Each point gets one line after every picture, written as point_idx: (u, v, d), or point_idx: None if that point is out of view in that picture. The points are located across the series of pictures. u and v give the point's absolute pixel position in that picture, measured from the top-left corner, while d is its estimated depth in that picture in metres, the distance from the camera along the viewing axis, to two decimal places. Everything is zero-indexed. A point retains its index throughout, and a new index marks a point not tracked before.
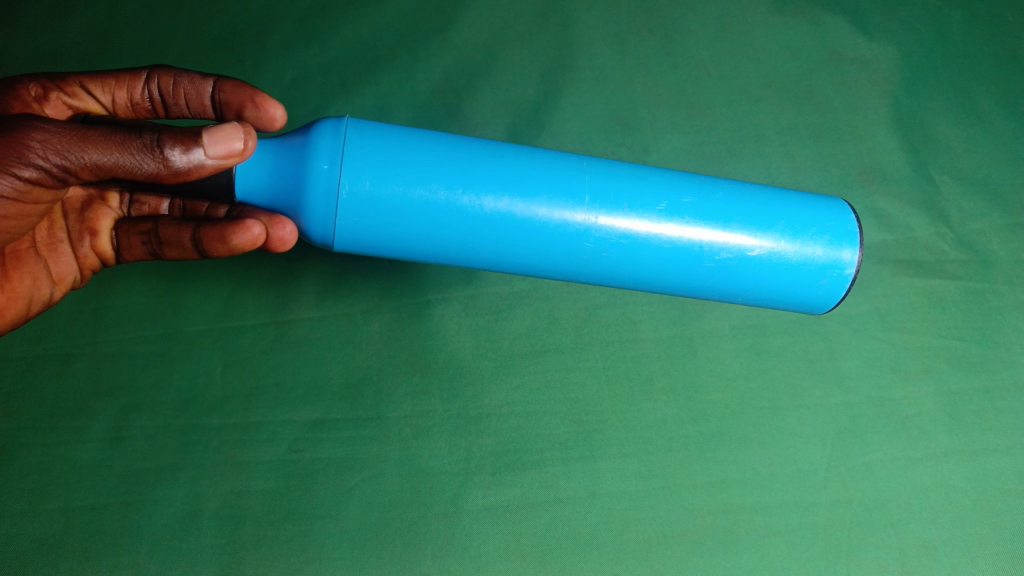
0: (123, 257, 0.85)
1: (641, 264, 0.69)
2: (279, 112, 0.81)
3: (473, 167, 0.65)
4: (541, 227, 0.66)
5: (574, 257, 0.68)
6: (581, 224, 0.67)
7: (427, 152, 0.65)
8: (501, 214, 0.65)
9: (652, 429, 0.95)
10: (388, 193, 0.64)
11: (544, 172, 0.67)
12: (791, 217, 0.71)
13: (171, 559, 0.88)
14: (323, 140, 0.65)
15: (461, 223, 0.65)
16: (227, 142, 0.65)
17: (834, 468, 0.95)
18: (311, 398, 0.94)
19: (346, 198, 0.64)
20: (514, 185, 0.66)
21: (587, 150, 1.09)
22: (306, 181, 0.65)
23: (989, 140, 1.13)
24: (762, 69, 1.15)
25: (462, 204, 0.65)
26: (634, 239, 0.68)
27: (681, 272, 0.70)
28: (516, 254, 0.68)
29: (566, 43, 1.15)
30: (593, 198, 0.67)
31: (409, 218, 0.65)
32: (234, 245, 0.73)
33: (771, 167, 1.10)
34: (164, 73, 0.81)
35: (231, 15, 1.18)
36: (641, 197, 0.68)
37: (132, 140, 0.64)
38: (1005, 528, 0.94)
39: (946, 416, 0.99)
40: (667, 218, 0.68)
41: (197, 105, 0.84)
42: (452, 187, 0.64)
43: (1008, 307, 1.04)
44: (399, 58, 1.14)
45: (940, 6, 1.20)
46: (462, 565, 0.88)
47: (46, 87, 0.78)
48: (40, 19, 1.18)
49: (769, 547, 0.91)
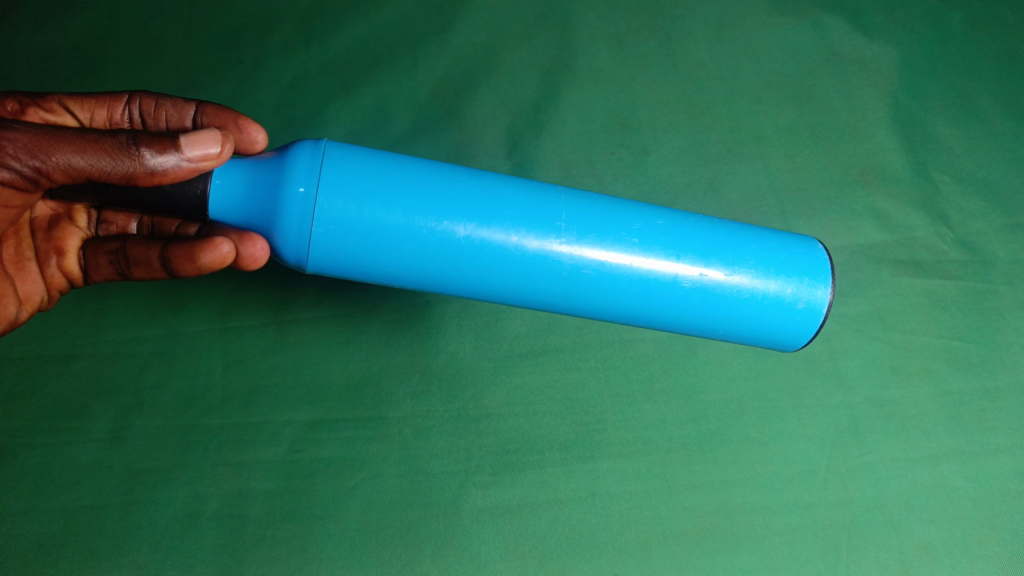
0: (90, 277, 0.85)
1: (622, 290, 0.69)
2: (261, 135, 0.84)
3: (454, 190, 0.65)
4: (518, 254, 0.66)
5: (555, 283, 0.68)
6: (562, 249, 0.66)
7: (406, 175, 0.65)
8: (477, 239, 0.65)
9: (651, 430, 0.95)
10: (365, 215, 0.63)
11: (524, 198, 0.67)
12: (769, 246, 0.72)
13: (171, 559, 0.88)
14: (302, 159, 0.64)
15: (437, 247, 0.65)
16: (202, 144, 0.66)
17: (834, 468, 0.95)
18: (311, 398, 0.95)
19: (324, 218, 0.63)
20: (491, 210, 0.65)
21: (587, 149, 1.09)
22: (283, 202, 0.64)
23: (990, 140, 1.13)
24: (762, 68, 1.15)
25: (440, 228, 0.64)
26: (609, 267, 0.68)
27: (658, 302, 0.70)
28: (498, 278, 0.67)
29: (565, 43, 1.15)
30: (574, 223, 0.67)
31: (388, 242, 0.64)
32: (205, 262, 0.74)
33: (771, 167, 1.10)
34: (146, 97, 0.87)
35: (230, 15, 1.18)
36: (621, 223, 0.68)
37: (108, 142, 0.65)
38: (1005, 528, 0.94)
39: (946, 417, 0.98)
40: (647, 245, 0.68)
41: (176, 126, 0.89)
42: (430, 211, 0.64)
43: (1009, 307, 1.04)
44: (399, 58, 1.14)
45: (940, 6, 1.20)
46: (462, 565, 0.87)
47: (25, 103, 0.80)
48: (40, 20, 1.19)
49: (769, 547, 0.91)
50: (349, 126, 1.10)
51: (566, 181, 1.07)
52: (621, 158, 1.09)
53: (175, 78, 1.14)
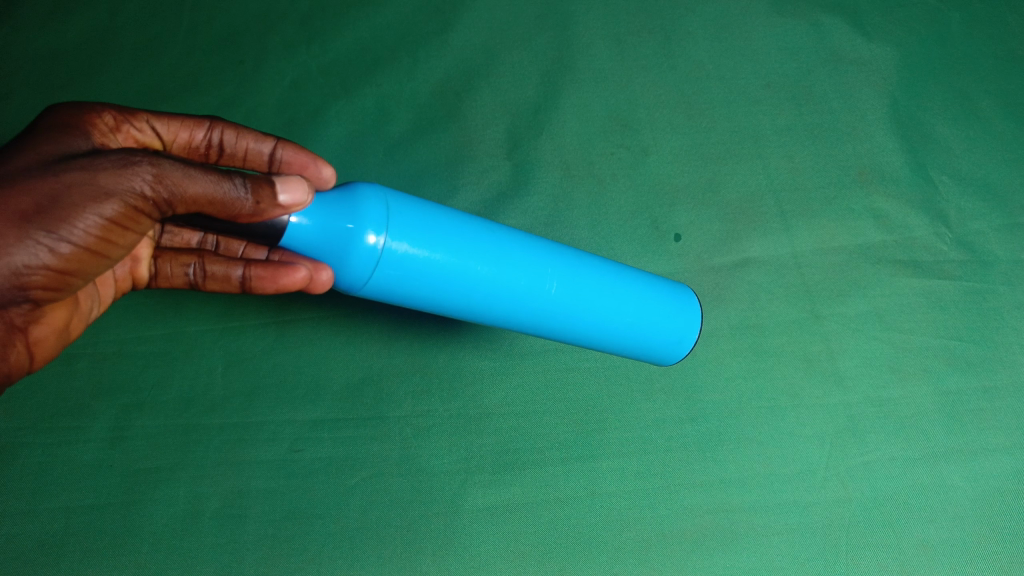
0: (156, 283, 0.81)
1: (593, 331, 0.81)
2: (328, 170, 0.73)
3: (487, 242, 0.71)
4: (524, 294, 0.74)
5: (548, 322, 0.78)
6: (560, 298, 0.76)
7: (444, 221, 0.69)
8: (497, 282, 0.71)
9: (651, 429, 0.96)
10: (416, 258, 0.66)
11: (534, 252, 0.74)
12: (684, 298, 0.90)
13: (171, 559, 0.88)
14: (369, 203, 0.64)
15: (466, 289, 0.70)
16: (300, 190, 0.63)
17: (833, 467, 0.95)
18: (311, 397, 0.95)
19: (385, 261, 0.65)
20: (508, 257, 0.72)
21: (587, 150, 1.09)
22: (349, 243, 0.64)
23: (989, 141, 1.13)
24: (762, 69, 1.16)
25: (472, 273, 0.70)
26: (590, 314, 0.79)
27: (612, 331, 0.83)
28: (505, 315, 0.75)
29: (565, 43, 1.15)
30: (570, 276, 0.77)
31: (434, 282, 0.68)
32: (282, 285, 0.71)
33: (771, 168, 1.10)
34: (230, 125, 0.77)
35: (230, 15, 1.19)
36: (601, 278, 0.80)
37: (219, 179, 0.62)
38: (1006, 528, 0.93)
39: (945, 416, 0.98)
40: (619, 297, 0.81)
41: (254, 161, 0.79)
42: (465, 256, 0.69)
43: (1008, 307, 1.03)
44: (399, 59, 1.14)
45: (940, 6, 1.21)
46: (462, 565, 0.88)
47: (119, 119, 0.71)
48: (42, 22, 1.19)
49: (768, 547, 0.91)
50: (349, 127, 1.10)
51: (567, 182, 1.07)
52: (620, 158, 1.09)
53: (176, 79, 1.15)
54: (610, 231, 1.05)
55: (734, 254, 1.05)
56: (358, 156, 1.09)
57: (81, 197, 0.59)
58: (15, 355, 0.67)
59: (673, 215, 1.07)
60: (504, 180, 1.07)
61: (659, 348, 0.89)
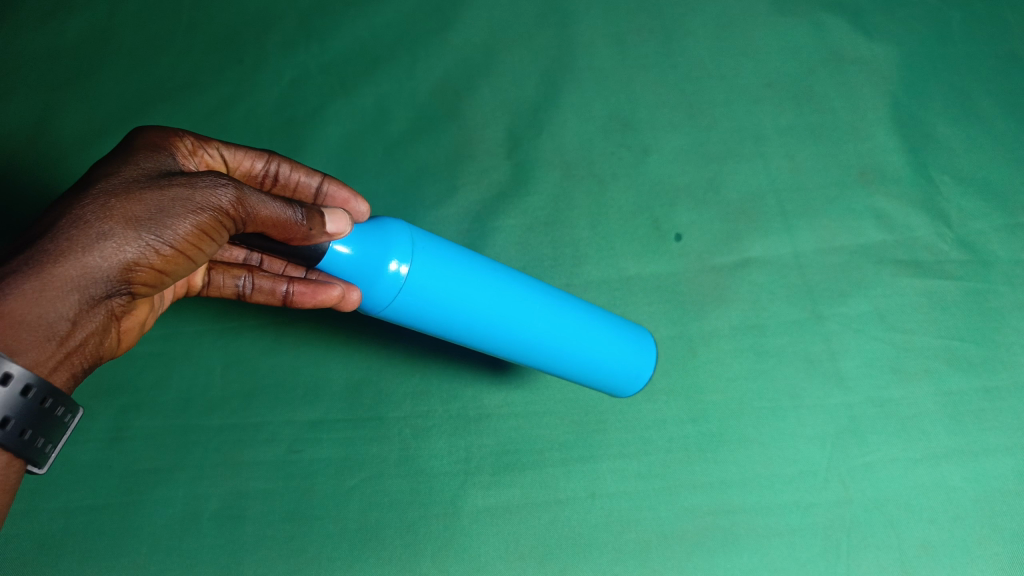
0: (206, 292, 0.81)
1: (593, 374, 0.84)
2: (364, 207, 0.76)
3: (503, 283, 0.75)
4: (531, 331, 0.77)
5: (553, 361, 0.81)
6: (566, 341, 0.80)
7: (464, 260, 0.72)
8: (502, 316, 0.75)
9: (652, 430, 0.95)
10: (435, 290, 0.70)
11: (545, 297, 0.78)
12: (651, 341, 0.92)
13: (171, 559, 0.87)
14: (398, 240, 0.68)
15: (480, 321, 0.74)
16: (344, 221, 0.66)
17: (834, 468, 0.94)
18: (311, 398, 0.95)
19: (406, 290, 0.69)
20: (519, 298, 0.76)
21: (587, 150, 1.09)
22: (374, 270, 0.68)
23: (989, 140, 1.13)
24: (762, 69, 1.16)
25: (482, 302, 0.73)
26: (591, 357, 0.83)
27: (611, 375, 0.85)
28: (512, 349, 0.78)
29: (565, 42, 1.15)
30: (576, 323, 0.81)
31: (449, 312, 0.72)
32: (320, 301, 0.74)
33: (771, 167, 1.10)
34: (288, 159, 0.77)
35: (230, 15, 1.18)
36: (604, 326, 0.84)
37: (283, 206, 0.64)
38: (1007, 528, 0.92)
39: (946, 416, 0.97)
40: (617, 346, 0.84)
41: (303, 194, 0.80)
42: (475, 290, 0.72)
43: (1009, 307, 1.02)
44: (398, 58, 1.14)
45: (940, 6, 1.21)
46: (461, 566, 0.87)
47: (195, 144, 0.72)
48: (41, 20, 1.19)
49: (769, 547, 0.90)
50: (348, 126, 1.10)
51: (567, 182, 1.07)
52: (621, 158, 1.09)
53: (176, 79, 1.14)
54: (610, 231, 1.05)
55: (735, 254, 1.04)
56: (358, 156, 1.08)
57: (181, 208, 0.60)
58: (106, 341, 0.65)
59: (673, 215, 1.06)
60: (504, 180, 1.07)
61: (627, 389, 0.88)
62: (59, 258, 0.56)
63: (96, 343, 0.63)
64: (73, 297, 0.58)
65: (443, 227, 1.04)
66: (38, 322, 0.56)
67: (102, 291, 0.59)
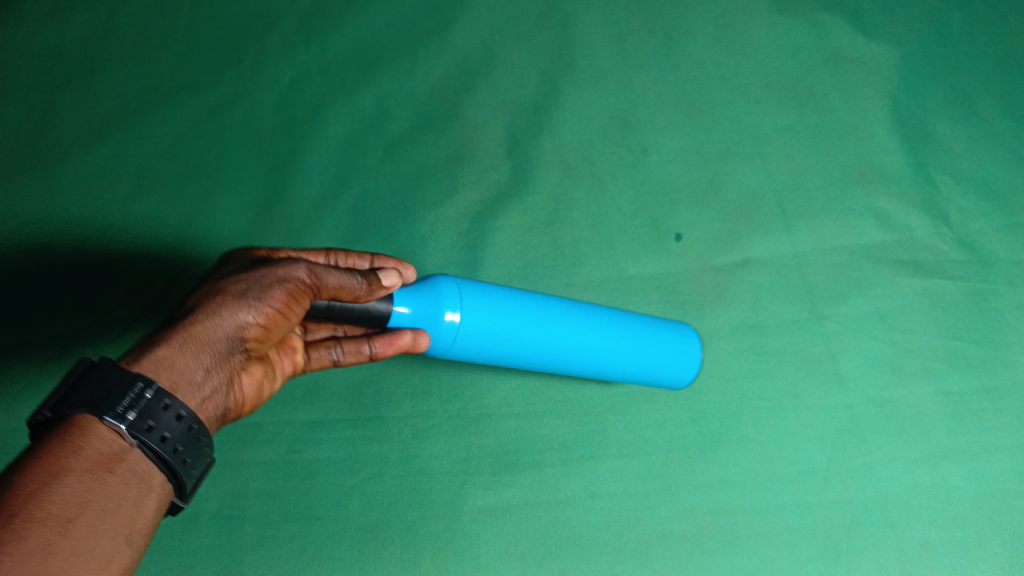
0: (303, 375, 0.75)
1: (651, 374, 0.91)
2: (411, 271, 0.77)
3: (544, 311, 0.82)
4: (580, 348, 0.84)
5: (608, 368, 0.88)
6: (614, 348, 0.87)
7: (508, 298, 0.79)
8: (548, 345, 0.82)
9: (652, 430, 0.96)
10: (491, 330, 0.77)
11: (585, 314, 0.85)
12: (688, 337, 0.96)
13: (171, 559, 0.87)
14: (446, 291, 0.76)
15: (535, 348, 0.81)
16: (395, 275, 0.72)
17: (833, 468, 0.94)
18: (311, 398, 0.94)
19: (466, 333, 0.76)
20: (563, 319, 0.83)
21: (587, 149, 1.09)
22: (433, 322, 0.75)
23: (989, 141, 1.13)
24: (762, 69, 1.16)
25: (532, 332, 0.80)
26: (643, 361, 0.89)
27: (667, 372, 0.92)
28: (569, 365, 0.86)
29: (565, 42, 1.15)
30: (620, 330, 0.87)
31: (507, 347, 0.79)
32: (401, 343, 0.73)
33: (771, 167, 1.10)
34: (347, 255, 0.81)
35: (230, 15, 1.18)
36: (649, 329, 0.90)
37: (344, 272, 0.68)
38: (1006, 529, 0.91)
39: (946, 416, 0.97)
40: (672, 346, 0.91)
41: None
42: (521, 327, 0.80)
43: (1008, 307, 1.03)
44: (398, 58, 1.14)
45: (940, 6, 1.20)
46: (461, 565, 0.87)
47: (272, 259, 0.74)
48: (40, 19, 1.19)
49: (769, 547, 0.90)
50: (348, 126, 1.10)
51: (567, 182, 1.07)
52: (621, 158, 1.09)
53: (176, 79, 1.14)
54: (610, 231, 1.05)
55: (735, 254, 1.04)
56: (358, 156, 1.08)
57: (268, 278, 0.63)
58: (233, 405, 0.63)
59: (673, 215, 1.06)
60: (504, 180, 1.07)
61: (683, 385, 0.95)
62: (181, 324, 0.59)
63: (223, 405, 0.62)
64: (200, 353, 0.59)
65: (443, 226, 1.03)
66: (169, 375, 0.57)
67: (224, 343, 0.61)
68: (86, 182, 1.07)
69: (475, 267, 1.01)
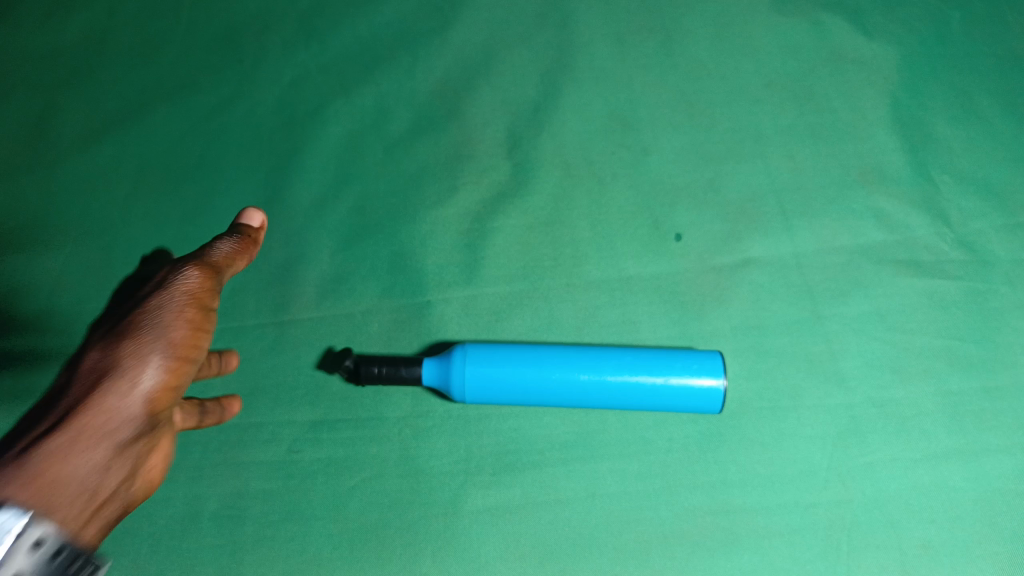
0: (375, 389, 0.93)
1: (671, 401, 0.86)
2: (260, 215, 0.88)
3: (550, 359, 0.87)
4: (592, 387, 0.86)
5: (630, 400, 0.86)
6: (627, 382, 0.86)
7: (513, 351, 0.87)
8: (556, 401, 0.87)
9: (652, 430, 0.95)
10: (494, 380, 0.86)
11: (595, 355, 0.87)
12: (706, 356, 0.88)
13: (171, 559, 0.87)
14: (453, 354, 0.87)
15: (548, 392, 0.86)
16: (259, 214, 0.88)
17: (834, 468, 0.93)
18: (311, 398, 0.95)
19: (473, 385, 0.86)
20: (573, 364, 0.86)
21: (587, 149, 1.09)
22: (448, 379, 0.87)
23: (989, 139, 1.12)
24: (762, 69, 1.16)
25: (538, 378, 0.86)
26: (658, 388, 0.85)
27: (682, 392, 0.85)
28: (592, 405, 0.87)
29: (566, 43, 1.16)
30: (630, 364, 0.86)
31: (517, 395, 0.87)
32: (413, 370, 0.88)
33: (771, 167, 1.10)
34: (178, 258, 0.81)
35: (231, 15, 1.19)
36: (662, 358, 0.86)
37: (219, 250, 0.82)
38: (1007, 528, 0.90)
39: (946, 416, 0.96)
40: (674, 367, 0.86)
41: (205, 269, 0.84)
42: (520, 391, 0.86)
43: (1008, 307, 1.02)
44: (398, 58, 1.14)
45: (939, 7, 1.21)
46: (461, 565, 0.87)
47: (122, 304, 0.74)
48: (40, 20, 1.19)
49: (769, 548, 0.89)
50: (348, 126, 1.10)
51: (567, 181, 1.07)
52: (621, 158, 1.09)
53: (175, 77, 1.14)
54: (610, 230, 1.04)
55: (735, 254, 1.04)
56: (358, 155, 1.08)
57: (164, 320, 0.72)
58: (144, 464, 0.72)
59: (673, 215, 1.06)
60: (504, 180, 1.07)
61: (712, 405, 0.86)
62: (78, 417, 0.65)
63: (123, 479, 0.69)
64: (105, 435, 0.65)
65: (443, 227, 1.03)
66: (63, 479, 0.62)
67: (143, 410, 0.68)
68: (86, 183, 1.08)
69: (475, 266, 1.01)
